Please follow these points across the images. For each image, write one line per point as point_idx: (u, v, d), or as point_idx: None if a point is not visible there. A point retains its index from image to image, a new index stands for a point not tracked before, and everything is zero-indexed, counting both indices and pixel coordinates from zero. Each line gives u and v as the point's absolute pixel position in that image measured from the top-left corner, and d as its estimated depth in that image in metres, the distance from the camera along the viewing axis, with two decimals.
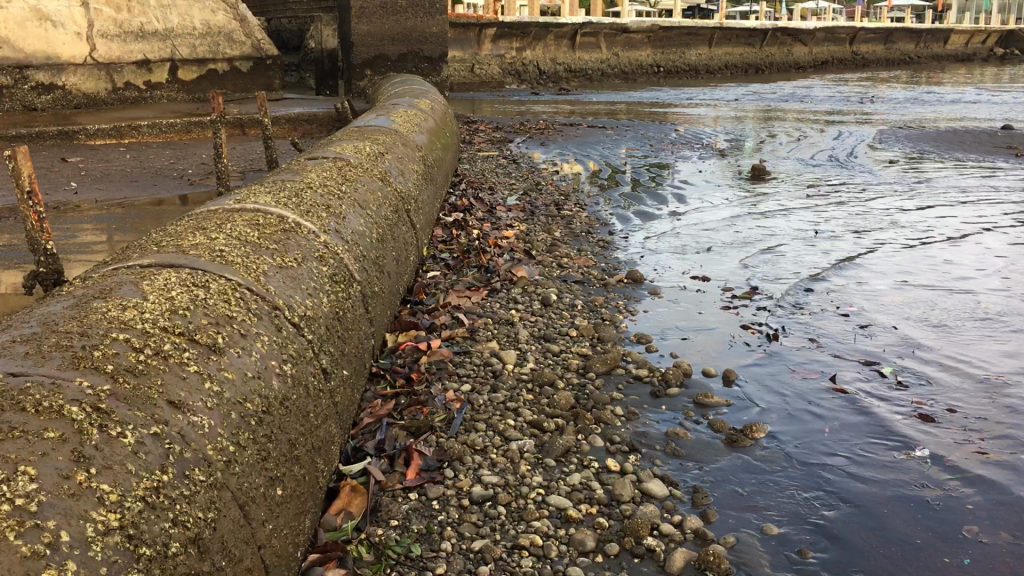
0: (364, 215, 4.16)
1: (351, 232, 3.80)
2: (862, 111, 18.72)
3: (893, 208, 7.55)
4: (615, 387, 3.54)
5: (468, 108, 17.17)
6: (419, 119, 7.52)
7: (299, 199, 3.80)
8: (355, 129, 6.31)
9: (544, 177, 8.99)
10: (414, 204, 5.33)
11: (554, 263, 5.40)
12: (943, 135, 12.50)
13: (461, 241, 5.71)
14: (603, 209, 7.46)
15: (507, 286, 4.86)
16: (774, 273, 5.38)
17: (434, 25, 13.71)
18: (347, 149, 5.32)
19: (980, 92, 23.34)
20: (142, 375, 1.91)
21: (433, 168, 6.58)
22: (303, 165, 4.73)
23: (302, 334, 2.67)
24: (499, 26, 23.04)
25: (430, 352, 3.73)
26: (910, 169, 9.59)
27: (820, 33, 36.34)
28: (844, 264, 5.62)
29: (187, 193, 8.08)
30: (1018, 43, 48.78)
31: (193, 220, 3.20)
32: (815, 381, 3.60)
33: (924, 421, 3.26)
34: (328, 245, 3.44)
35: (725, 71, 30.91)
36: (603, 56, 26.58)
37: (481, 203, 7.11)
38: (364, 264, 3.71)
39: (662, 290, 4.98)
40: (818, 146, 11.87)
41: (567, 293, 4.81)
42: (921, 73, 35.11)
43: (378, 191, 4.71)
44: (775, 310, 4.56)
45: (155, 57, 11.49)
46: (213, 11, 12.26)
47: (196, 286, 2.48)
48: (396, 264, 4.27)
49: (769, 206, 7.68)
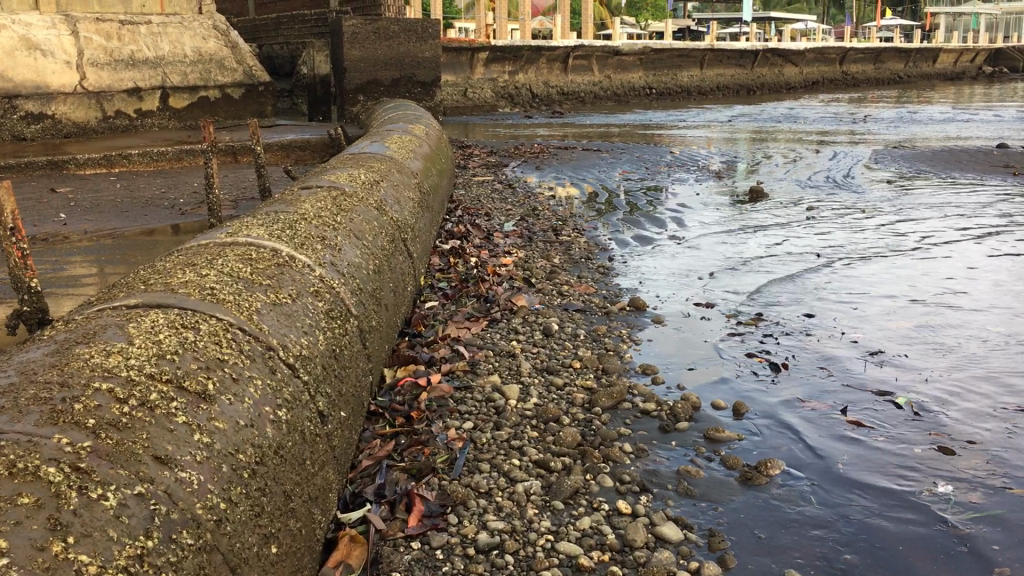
0: (360, 246, 4.05)
1: (347, 264, 3.69)
2: (856, 131, 18.73)
3: (894, 229, 7.46)
4: (622, 422, 3.41)
5: (462, 133, 17.13)
6: (414, 145, 7.43)
7: (292, 230, 3.69)
8: (349, 156, 6.21)
9: (541, 202, 8.90)
10: (410, 232, 5.21)
11: (554, 291, 5.29)
12: (939, 154, 12.46)
13: (459, 270, 5.59)
14: (602, 234, 7.36)
15: (507, 315, 4.74)
16: (779, 298, 5.27)
17: (427, 50, 13.66)
18: (341, 177, 5.21)
19: (972, 110, 23.40)
20: (125, 430, 1.79)
21: (429, 195, 6.49)
22: (297, 195, 4.62)
23: (298, 375, 2.55)
24: (491, 50, 23.05)
25: (430, 388, 3.59)
26: (909, 189, 9.53)
27: (810, 53, 36.51)
28: (849, 287, 5.51)
29: (178, 223, 7.96)
30: (1006, 61, 49.11)
31: (183, 256, 3.08)
32: (829, 413, 3.47)
33: (944, 453, 3.13)
34: (323, 279, 3.32)
35: (717, 92, 31.01)
36: (595, 78, 26.62)
37: (478, 230, 7.01)
38: (360, 297, 3.59)
39: (665, 317, 4.86)
40: (814, 166, 11.82)
41: (569, 322, 4.70)
42: (911, 91, 35.29)
43: (373, 220, 4.60)
44: (783, 337, 4.45)
45: (145, 85, 11.41)
46: (204, 38, 12.26)
47: (184, 327, 2.35)
48: (393, 295, 4.15)
49: (768, 228, 7.60)
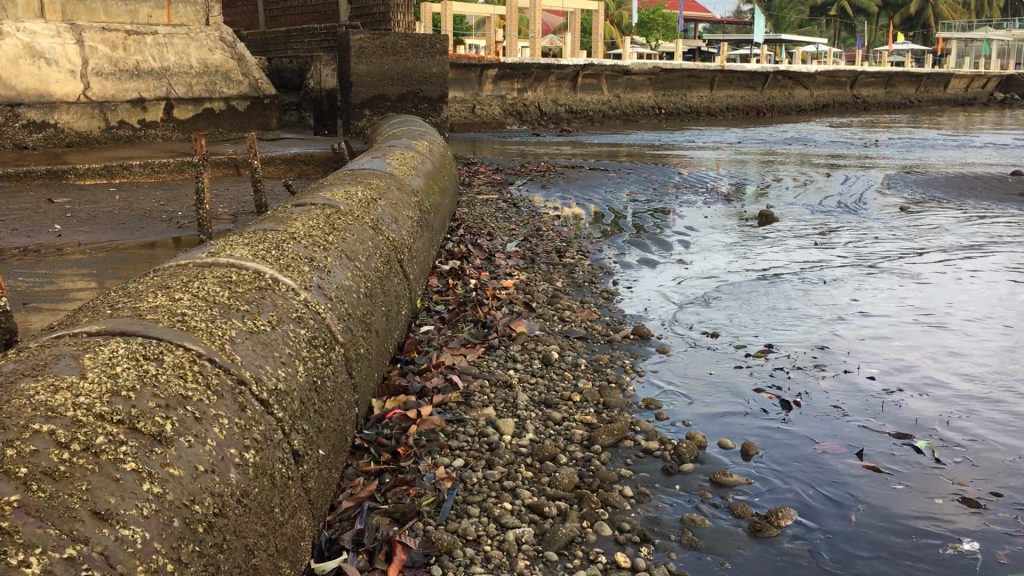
0: (351, 267, 3.86)
1: (336, 287, 3.51)
2: (866, 155, 18.57)
3: (907, 258, 7.26)
4: (623, 462, 3.20)
5: (469, 150, 17.00)
6: (416, 162, 7.27)
7: (279, 250, 3.51)
8: (348, 172, 6.04)
9: (545, 222, 8.72)
10: (407, 253, 5.03)
11: (555, 317, 5.09)
12: (952, 181, 12.27)
13: (457, 292, 5.40)
14: (606, 256, 7.18)
15: (505, 342, 4.54)
16: (789, 328, 5.06)
17: (435, 65, 13.53)
18: (337, 195, 5.03)
19: (984, 136, 23.24)
20: (61, 480, 1.62)
21: (430, 213, 6.31)
22: (288, 212, 4.44)
23: (271, 411, 2.36)
24: (500, 66, 22.94)
25: (420, 420, 3.39)
26: (922, 216, 9.33)
27: (820, 77, 36.46)
28: (862, 319, 5.31)
29: (175, 236, 7.80)
30: (1017, 88, 49.03)
31: (157, 279, 2.89)
32: (843, 457, 3.27)
33: (969, 506, 2.91)
34: (309, 303, 3.14)
35: (727, 113, 30.93)
36: (604, 97, 26.50)
37: (480, 250, 6.83)
38: (349, 322, 3.41)
39: (670, 347, 4.67)
40: (824, 190, 11.63)
41: (569, 351, 4.50)
42: (921, 116, 35.18)
43: (368, 241, 4.42)
44: (793, 371, 4.24)
45: (150, 95, 11.25)
46: (210, 49, 12.11)
47: (146, 359, 2.16)
48: (386, 319, 3.97)
49: (777, 253, 7.41)
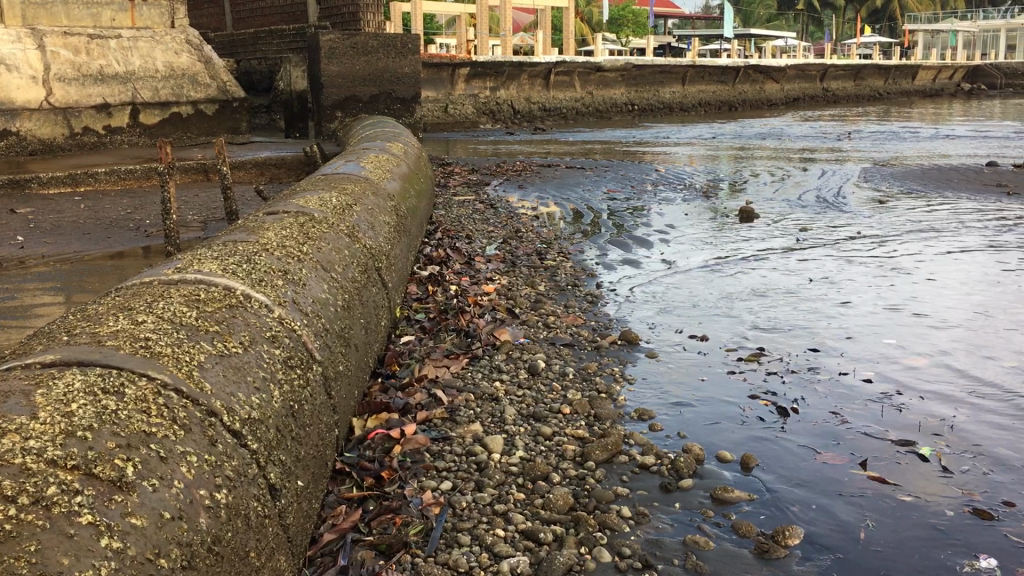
0: (327, 279, 3.68)
1: (312, 301, 3.33)
2: (840, 148, 18.59)
3: (892, 253, 7.18)
4: (619, 480, 3.05)
5: (444, 150, 16.83)
6: (391, 164, 7.09)
7: (252, 264, 3.32)
8: (321, 177, 5.85)
9: (524, 223, 8.56)
10: (385, 261, 4.85)
11: (540, 324, 4.93)
12: (929, 173, 12.25)
13: (437, 300, 5.23)
14: (588, 257, 7.02)
15: (490, 351, 4.38)
16: (779, 330, 4.93)
17: (406, 65, 13.36)
18: (310, 201, 4.83)
19: (956, 127, 23.40)
20: (7, 542, 1.45)
21: (407, 218, 6.13)
22: (260, 222, 4.24)
23: (245, 443, 2.19)
24: (472, 65, 22.76)
25: (404, 439, 3.21)
26: (902, 210, 9.28)
27: (791, 70, 36.61)
28: (851, 318, 5.20)
29: (142, 245, 7.56)
30: (984, 78, 49.54)
31: (119, 299, 2.69)
32: (846, 468, 3.14)
33: (982, 518, 2.79)
34: (284, 320, 2.96)
35: (700, 108, 30.93)
36: (577, 94, 26.42)
37: (459, 254, 6.66)
38: (327, 338, 3.23)
39: (659, 352, 4.52)
40: (803, 185, 11.56)
41: (556, 360, 4.34)
42: (891, 108, 35.39)
43: (344, 249, 4.24)
44: (788, 376, 4.11)
45: (115, 100, 11.02)
46: (176, 52, 11.82)
47: (105, 392, 1.98)
48: (365, 333, 3.79)
49: (761, 251, 7.29)
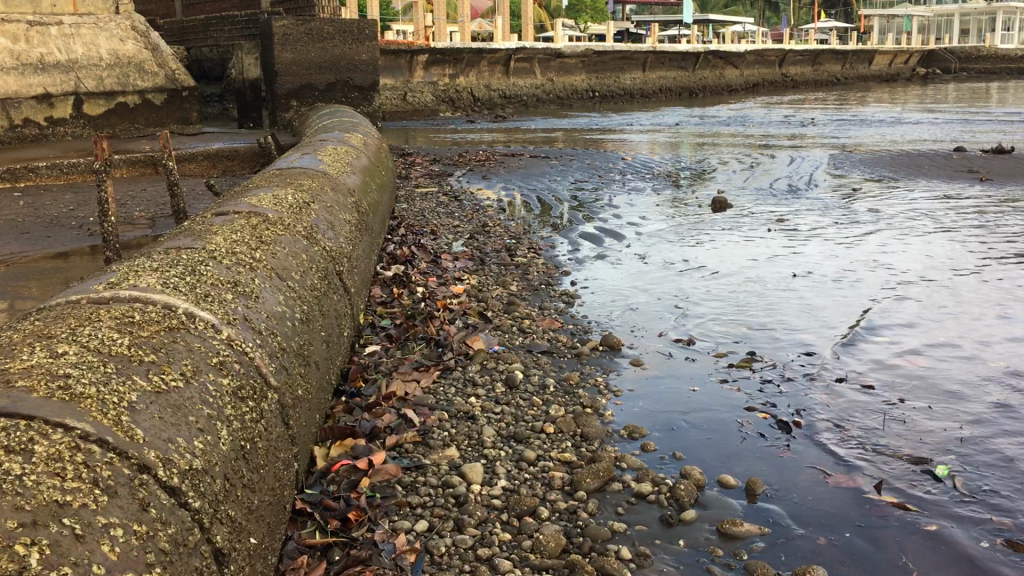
0: (282, 289, 3.32)
1: (266, 316, 2.97)
2: (804, 134, 18.49)
3: (873, 243, 6.94)
4: (614, 512, 2.74)
5: (403, 139, 16.40)
6: (350, 156, 6.71)
7: (196, 277, 2.94)
8: (275, 172, 5.45)
9: (490, 216, 8.22)
10: (347, 264, 4.49)
11: (513, 329, 4.60)
12: (898, 159, 12.09)
13: (403, 304, 4.87)
14: (560, 252, 6.70)
15: (462, 362, 4.04)
16: (767, 330, 4.65)
17: (364, 52, 12.80)
18: (263, 200, 4.45)
19: (916, 112, 23.50)
20: None
21: (369, 214, 5.76)
22: (207, 225, 3.86)
23: (185, 502, 1.85)
24: (430, 52, 22.29)
25: (372, 470, 2.87)
26: (875, 197, 9.09)
27: (750, 56, 36.60)
28: (840, 314, 4.95)
29: (86, 244, 7.11)
30: (937, 62, 50.11)
31: (37, 326, 2.30)
32: (860, 494, 2.86)
33: (1017, 549, 2.52)
34: (233, 342, 2.60)
35: (660, 94, 30.80)
36: (538, 81, 26.07)
37: (424, 251, 6.30)
38: (284, 359, 2.88)
39: (644, 359, 4.23)
40: (773, 172, 11.35)
41: (535, 370, 4.02)
42: (850, 93, 35.49)
43: (302, 254, 3.88)
44: (784, 385, 3.84)
45: (57, 90, 10.44)
46: (122, 40, 11.29)
47: (7, 452, 1.61)
48: (324, 347, 3.44)
49: (738, 243, 7.03)
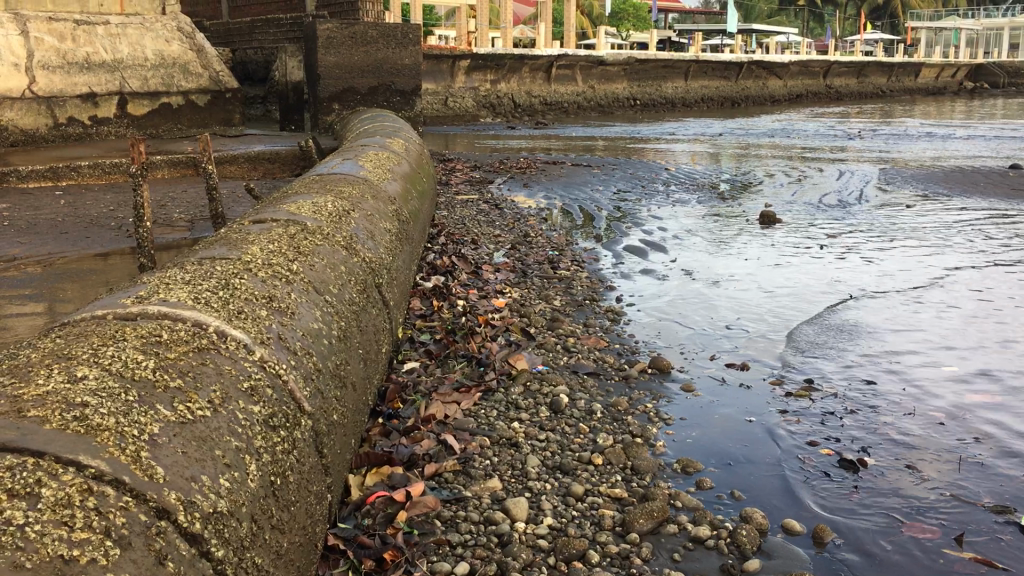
0: (319, 304, 3.16)
1: (301, 333, 2.81)
2: (851, 147, 18.09)
3: (932, 263, 6.65)
4: (670, 558, 2.53)
5: (443, 145, 16.26)
6: (391, 163, 6.56)
7: (229, 291, 2.78)
8: (315, 178, 5.30)
9: (532, 226, 8.03)
10: (386, 276, 4.32)
11: (558, 347, 4.40)
12: (952, 175, 11.72)
13: (443, 318, 4.69)
14: (604, 266, 6.49)
15: (504, 383, 3.84)
16: (826, 356, 4.41)
17: (407, 56, 12.67)
18: (302, 207, 4.30)
19: (967, 127, 22.93)
20: None
21: (409, 223, 5.60)
22: (243, 233, 3.71)
23: (205, 551, 1.71)
24: (472, 58, 22.18)
25: (410, 503, 2.68)
26: (930, 215, 8.77)
27: (794, 66, 36.11)
28: (901, 339, 4.69)
29: (126, 246, 7.02)
30: (987, 76, 49.10)
31: (57, 345, 2.15)
32: (937, 547, 2.64)
33: None
34: (265, 364, 2.44)
35: (703, 103, 30.43)
36: (579, 88, 25.87)
37: (465, 262, 6.12)
38: (320, 380, 2.72)
39: (696, 384, 4.00)
40: (822, 187, 11.03)
41: (581, 393, 3.82)
42: (897, 105, 34.83)
43: (340, 265, 3.72)
44: (847, 417, 3.60)
45: (101, 90, 10.39)
46: (167, 41, 11.30)
47: (10, 496, 1.46)
48: (361, 366, 3.27)
49: (789, 259, 6.77)
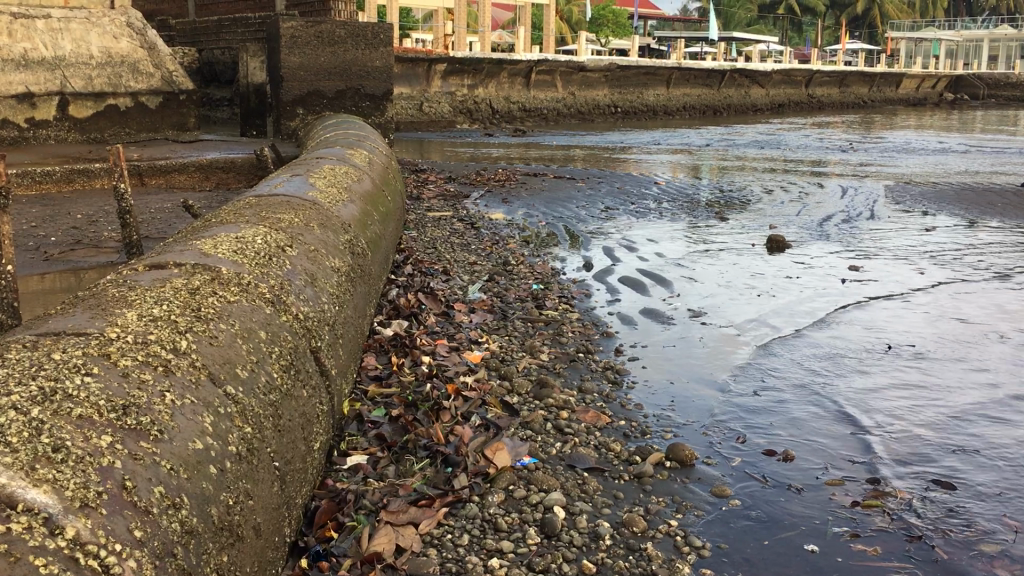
0: (212, 405, 2.18)
1: (167, 470, 1.84)
2: (844, 160, 17.34)
3: (975, 301, 5.77)
4: None
5: (417, 153, 15.33)
6: (350, 179, 5.58)
7: (56, 406, 1.79)
8: (250, 202, 4.32)
9: (512, 251, 7.08)
10: (329, 335, 3.34)
11: (548, 429, 3.44)
12: (963, 194, 10.89)
13: (403, 382, 3.72)
14: (596, 304, 5.53)
15: (479, 489, 2.87)
16: (889, 439, 3.46)
17: (378, 58, 11.58)
18: (220, 244, 3.31)
19: (956, 139, 22.24)
20: None
21: (366, 256, 4.63)
22: (126, 286, 2.71)
23: None
24: (449, 61, 21.20)
25: None
26: (956, 242, 7.90)
27: (776, 75, 35.43)
28: (973, 411, 3.79)
29: (42, 261, 5.98)
30: (966, 88, 48.79)
31: None
32: None
33: None
34: (78, 553, 1.50)
35: (685, 111, 29.59)
36: (559, 95, 25.04)
37: (433, 298, 5.14)
38: (190, 548, 1.78)
39: (729, 485, 3.05)
40: (826, 205, 10.17)
41: (583, 504, 2.86)
42: (877, 117, 34.20)
43: (258, 328, 2.74)
44: (941, 544, 2.68)
45: (40, 89, 9.27)
46: (115, 37, 10.22)
47: None
48: (276, 489, 2.31)
49: (810, 296, 5.86)
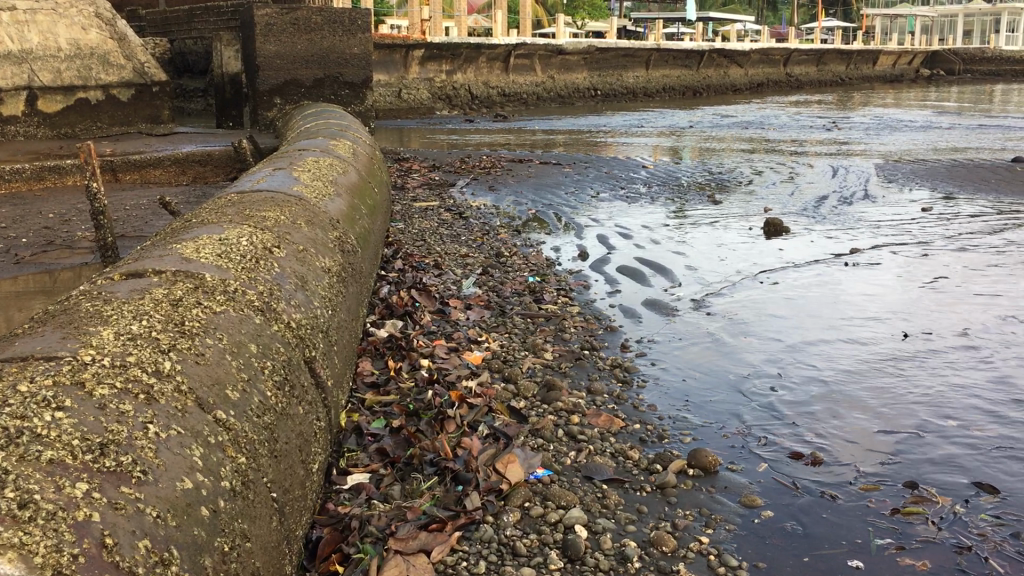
0: (201, 434, 1.94)
1: (155, 518, 1.62)
2: (826, 138, 17.18)
3: (984, 282, 5.60)
4: None
5: (397, 141, 15.04)
6: (335, 171, 5.32)
7: (23, 450, 1.56)
8: (232, 198, 4.07)
9: (503, 241, 6.84)
10: (323, 343, 3.10)
11: (560, 437, 3.23)
12: (954, 171, 10.74)
13: (402, 389, 3.49)
14: (596, 296, 5.31)
15: (492, 508, 2.66)
16: (921, 438, 3.28)
17: (356, 45, 11.37)
18: (203, 247, 3.05)
19: (937, 115, 22.11)
20: None
21: (356, 253, 4.39)
22: (102, 299, 2.46)
23: None
24: (427, 47, 20.86)
25: None
26: (955, 221, 7.73)
27: (754, 54, 35.20)
28: (1003, 404, 3.61)
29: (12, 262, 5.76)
30: (942, 64, 48.71)
31: None
32: None
33: None
34: None
35: (664, 93, 29.33)
36: (538, 78, 24.73)
37: (427, 294, 4.90)
38: None
39: (759, 494, 2.85)
40: (818, 186, 9.98)
41: (606, 521, 2.65)
42: (856, 94, 34.06)
43: (249, 341, 2.50)
44: (995, 557, 2.48)
45: (6, 84, 8.91)
46: (84, 28, 9.68)
47: None
48: (274, 523, 2.09)
49: (815, 281, 5.66)
